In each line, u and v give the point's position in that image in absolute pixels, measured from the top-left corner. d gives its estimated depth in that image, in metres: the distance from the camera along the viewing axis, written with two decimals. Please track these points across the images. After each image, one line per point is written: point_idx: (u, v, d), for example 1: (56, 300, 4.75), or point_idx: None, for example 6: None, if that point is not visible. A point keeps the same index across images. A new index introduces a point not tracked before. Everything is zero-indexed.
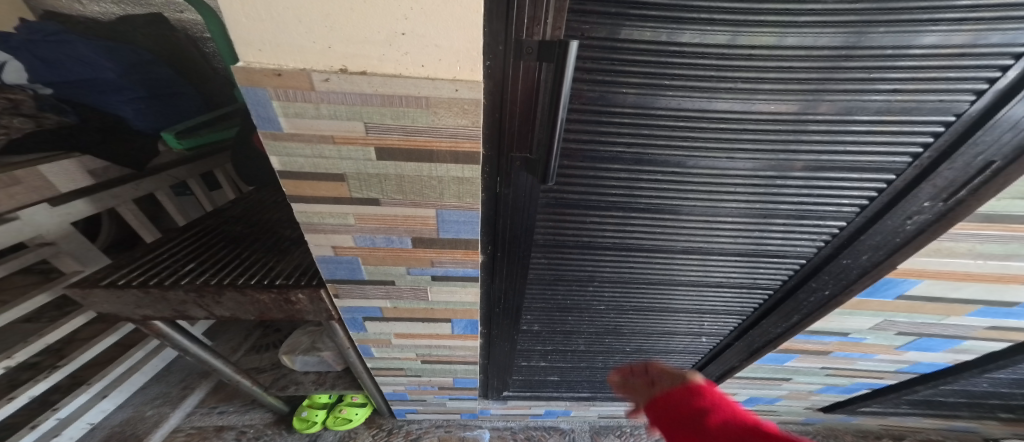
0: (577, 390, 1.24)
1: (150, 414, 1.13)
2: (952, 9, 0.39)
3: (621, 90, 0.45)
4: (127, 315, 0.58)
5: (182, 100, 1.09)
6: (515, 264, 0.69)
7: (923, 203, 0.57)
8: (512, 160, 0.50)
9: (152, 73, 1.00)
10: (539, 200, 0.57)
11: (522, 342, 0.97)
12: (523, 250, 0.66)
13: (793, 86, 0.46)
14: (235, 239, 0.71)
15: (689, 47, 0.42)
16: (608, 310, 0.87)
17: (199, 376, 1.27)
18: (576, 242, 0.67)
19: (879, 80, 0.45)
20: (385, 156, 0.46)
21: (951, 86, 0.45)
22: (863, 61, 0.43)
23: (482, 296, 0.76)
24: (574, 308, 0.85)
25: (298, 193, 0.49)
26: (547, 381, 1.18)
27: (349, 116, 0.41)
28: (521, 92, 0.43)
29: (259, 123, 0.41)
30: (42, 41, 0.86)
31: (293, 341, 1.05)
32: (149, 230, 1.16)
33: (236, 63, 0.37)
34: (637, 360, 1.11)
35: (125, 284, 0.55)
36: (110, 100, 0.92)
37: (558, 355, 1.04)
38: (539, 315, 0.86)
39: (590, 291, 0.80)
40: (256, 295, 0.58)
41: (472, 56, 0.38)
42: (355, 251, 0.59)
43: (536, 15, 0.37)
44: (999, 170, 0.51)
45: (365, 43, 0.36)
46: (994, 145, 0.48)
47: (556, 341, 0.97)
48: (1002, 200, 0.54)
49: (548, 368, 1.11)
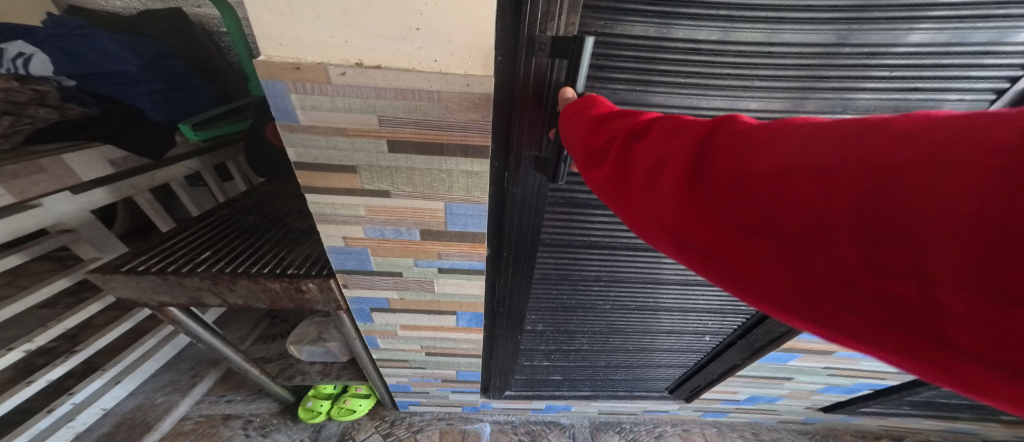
0: (578, 388, 1.25)
1: (160, 401, 1.15)
2: (969, 11, 0.40)
3: (633, 88, 0.45)
4: (143, 302, 0.59)
5: (200, 93, 1.10)
6: (522, 265, 0.69)
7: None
8: (522, 157, 0.51)
9: (169, 66, 1.02)
10: (546, 200, 0.58)
11: (524, 342, 0.98)
12: (530, 249, 0.66)
13: (807, 84, 0.46)
14: (247, 229, 0.72)
15: (705, 44, 0.42)
16: (611, 310, 0.88)
17: (208, 365, 1.30)
18: (581, 240, 0.67)
19: (865, 79, 0.45)
20: (397, 149, 0.47)
21: (972, 85, 0.46)
22: (882, 58, 0.44)
23: (486, 293, 0.77)
24: (579, 308, 0.86)
25: (312, 184, 0.50)
26: (549, 380, 1.20)
27: (363, 108, 0.42)
28: (531, 88, 0.43)
29: (276, 114, 0.42)
30: (67, 34, 0.89)
31: (300, 332, 1.06)
32: (164, 219, 1.17)
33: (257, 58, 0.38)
34: (639, 359, 1.12)
35: (144, 270, 0.56)
36: (129, 93, 0.94)
37: (561, 354, 1.05)
38: (543, 315, 0.87)
39: (595, 292, 0.81)
40: (268, 284, 0.60)
41: (484, 51, 0.39)
42: (364, 241, 0.60)
43: (549, 10, 0.37)
44: None
45: (381, 38, 0.37)
46: None
47: (559, 341, 0.99)
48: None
49: (550, 368, 1.12)
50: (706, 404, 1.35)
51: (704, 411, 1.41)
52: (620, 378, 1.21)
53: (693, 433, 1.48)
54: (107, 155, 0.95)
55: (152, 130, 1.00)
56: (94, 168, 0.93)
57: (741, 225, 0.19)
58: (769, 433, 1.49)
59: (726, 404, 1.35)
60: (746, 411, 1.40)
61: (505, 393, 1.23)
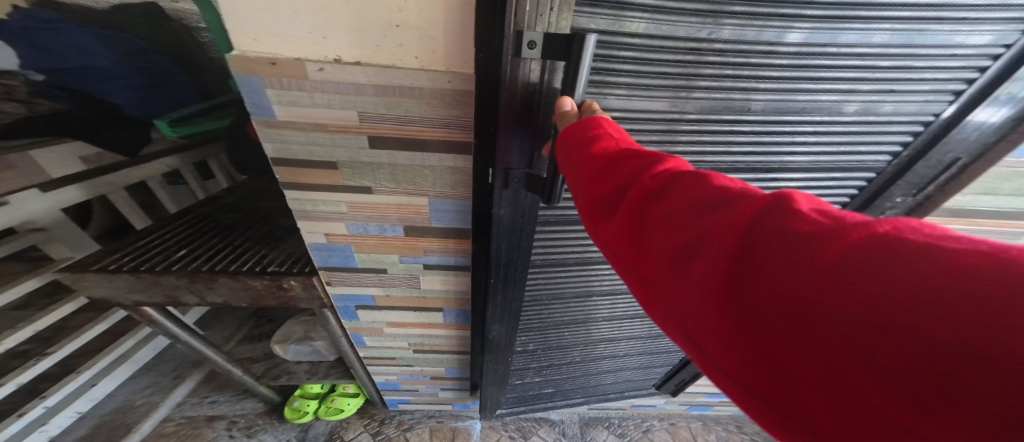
0: (571, 397, 1.24)
1: (141, 403, 1.13)
2: (935, 20, 0.43)
3: (631, 94, 0.44)
4: (118, 301, 0.58)
5: (179, 89, 1.03)
6: (513, 290, 0.70)
7: (896, 199, 0.65)
8: (514, 176, 0.50)
9: (150, 61, 0.94)
10: (533, 226, 0.59)
11: (516, 363, 1.00)
12: (520, 266, 0.66)
13: (788, 83, 0.47)
14: (226, 227, 0.71)
15: (708, 43, 0.41)
16: (601, 321, 0.91)
17: (190, 365, 1.26)
18: (569, 257, 0.69)
19: (764, 86, 0.47)
20: (379, 145, 0.47)
21: (937, 86, 0.50)
22: (812, 60, 0.45)
23: (470, 309, 0.81)
24: (572, 323, 0.88)
25: (293, 180, 0.50)
26: (541, 394, 1.20)
27: (343, 105, 0.42)
28: (521, 93, 0.42)
29: (253, 110, 0.42)
30: (36, 28, 0.79)
31: (286, 331, 1.05)
32: (141, 217, 1.14)
33: (231, 52, 0.37)
34: (628, 362, 1.14)
35: (117, 269, 0.55)
36: (106, 89, 0.89)
37: (552, 369, 1.07)
38: (533, 335, 0.89)
39: (585, 306, 0.83)
40: (250, 282, 0.59)
41: (465, 48, 0.39)
42: (348, 238, 0.60)
43: (539, 5, 0.35)
44: (965, 167, 0.58)
45: (360, 34, 0.37)
46: (962, 142, 0.55)
47: (551, 356, 1.00)
48: (967, 195, 0.62)
49: (542, 382, 1.13)
50: (690, 396, 1.39)
51: (689, 405, 1.45)
52: (610, 383, 1.23)
53: (679, 427, 1.52)
54: (79, 151, 0.93)
55: (127, 125, 0.98)
56: (65, 165, 0.91)
57: (787, 357, 0.17)
58: (751, 424, 1.55)
59: (709, 397, 1.39)
60: (728, 403, 1.45)
61: (497, 412, 1.22)
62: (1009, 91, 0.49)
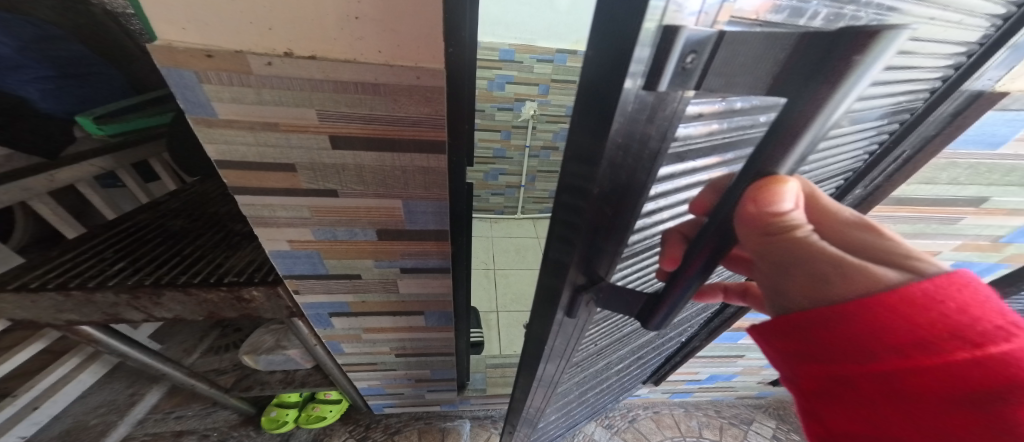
0: (576, 422, 1.20)
1: (95, 423, 1.04)
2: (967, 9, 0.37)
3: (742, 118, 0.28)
4: (46, 321, 0.52)
5: (103, 81, 0.94)
6: (543, 384, 0.67)
7: (856, 192, 0.64)
8: (589, 292, 0.38)
9: (58, 49, 0.84)
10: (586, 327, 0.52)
11: (536, 428, 0.97)
12: (565, 358, 0.60)
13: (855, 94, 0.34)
14: (173, 234, 0.65)
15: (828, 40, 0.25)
16: (613, 361, 0.88)
17: (149, 381, 1.17)
18: (601, 327, 0.62)
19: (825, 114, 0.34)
20: (342, 145, 0.43)
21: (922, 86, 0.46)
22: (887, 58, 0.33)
23: (454, 306, 0.79)
24: (587, 379, 0.87)
25: (244, 184, 0.45)
26: (557, 433, 1.16)
27: (297, 102, 0.38)
28: (625, 155, 0.25)
29: (189, 108, 0.37)
30: None
31: (254, 341, 1.00)
32: (71, 226, 0.99)
33: (153, 41, 0.32)
34: (627, 381, 1.13)
35: (39, 287, 0.49)
36: (12, 81, 0.77)
37: (564, 416, 1.04)
38: (555, 407, 0.88)
39: (599, 363, 0.81)
40: (203, 294, 0.54)
41: (433, 42, 0.36)
42: (313, 245, 0.56)
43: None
44: (908, 160, 0.58)
45: (313, 24, 0.33)
46: (917, 135, 0.54)
47: (569, 409, 1.00)
48: (910, 185, 0.64)
49: (557, 428, 1.09)
50: (673, 386, 1.42)
51: (672, 393, 1.48)
52: (610, 400, 1.21)
53: (663, 415, 1.54)
54: None
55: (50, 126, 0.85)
56: None
57: None
58: (730, 409, 1.59)
59: (690, 385, 1.42)
60: (708, 389, 1.48)
61: None
62: (966, 87, 0.47)
